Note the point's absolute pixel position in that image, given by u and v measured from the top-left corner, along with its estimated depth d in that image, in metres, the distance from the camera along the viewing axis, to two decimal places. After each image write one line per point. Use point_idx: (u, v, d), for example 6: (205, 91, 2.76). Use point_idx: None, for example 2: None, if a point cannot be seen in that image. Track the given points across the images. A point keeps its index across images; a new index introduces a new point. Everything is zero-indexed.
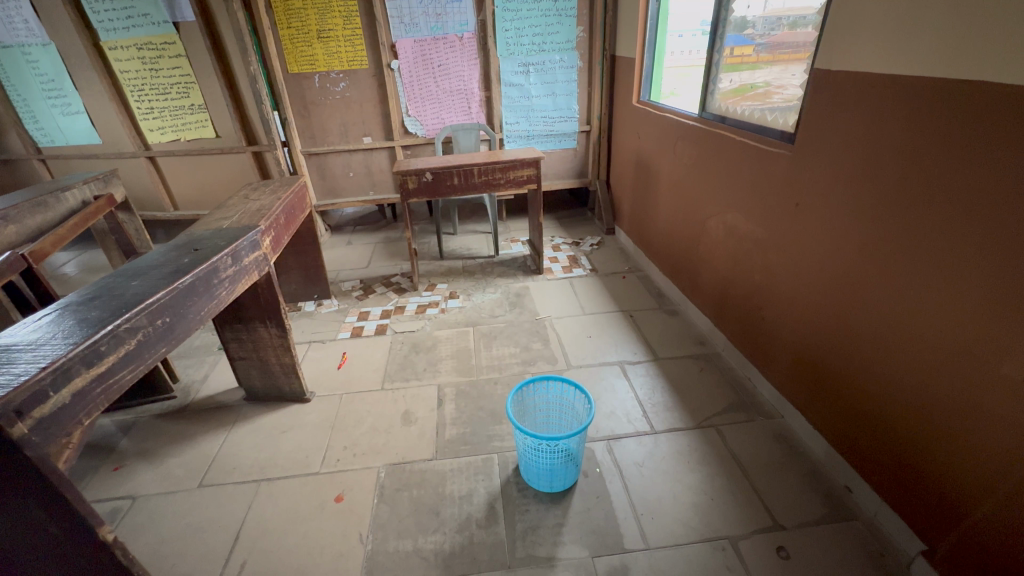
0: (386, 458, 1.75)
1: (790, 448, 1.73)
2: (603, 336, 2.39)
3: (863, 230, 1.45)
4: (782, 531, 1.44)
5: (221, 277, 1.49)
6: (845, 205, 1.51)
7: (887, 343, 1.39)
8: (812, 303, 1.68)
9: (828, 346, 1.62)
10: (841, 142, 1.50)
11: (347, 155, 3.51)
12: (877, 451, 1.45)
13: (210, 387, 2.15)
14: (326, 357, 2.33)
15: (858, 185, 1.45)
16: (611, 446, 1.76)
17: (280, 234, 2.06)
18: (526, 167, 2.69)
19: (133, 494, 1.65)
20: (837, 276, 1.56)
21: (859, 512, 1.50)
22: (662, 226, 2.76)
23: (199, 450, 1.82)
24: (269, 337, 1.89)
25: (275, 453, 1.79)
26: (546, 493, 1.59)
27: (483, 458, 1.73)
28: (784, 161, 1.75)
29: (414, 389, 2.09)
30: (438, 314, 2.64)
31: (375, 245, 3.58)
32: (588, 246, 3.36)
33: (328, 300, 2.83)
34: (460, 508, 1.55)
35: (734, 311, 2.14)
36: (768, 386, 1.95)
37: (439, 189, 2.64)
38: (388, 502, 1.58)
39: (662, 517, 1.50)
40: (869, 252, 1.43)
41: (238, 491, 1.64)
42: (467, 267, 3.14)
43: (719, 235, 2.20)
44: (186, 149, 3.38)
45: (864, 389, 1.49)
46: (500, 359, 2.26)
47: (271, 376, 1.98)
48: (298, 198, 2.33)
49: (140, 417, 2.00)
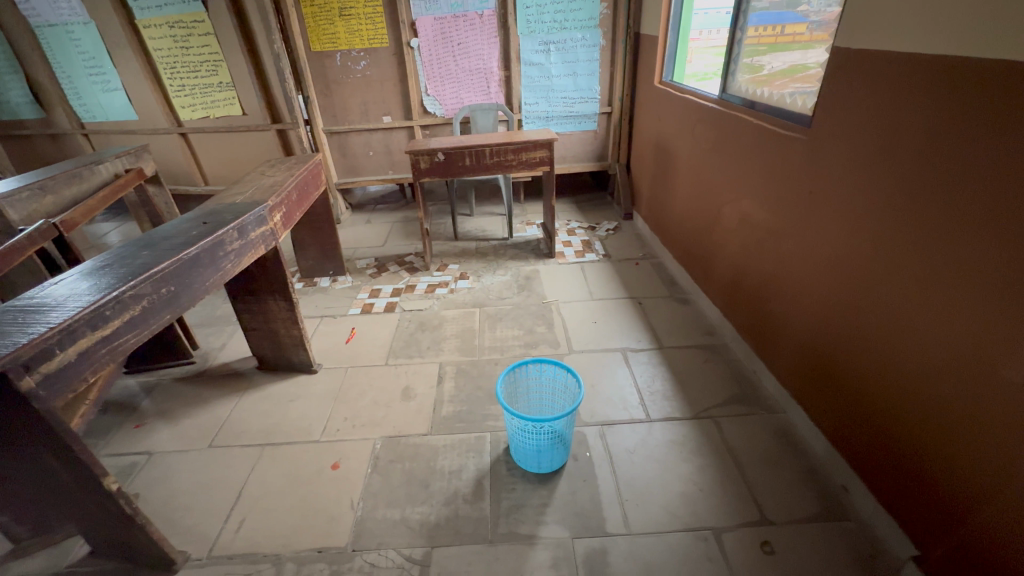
0: (383, 430, 1.80)
1: (789, 444, 1.68)
2: (608, 322, 2.37)
3: (876, 219, 1.37)
4: (769, 526, 1.41)
5: (228, 250, 1.55)
6: (859, 194, 1.43)
7: (893, 339, 1.33)
8: (821, 295, 1.61)
9: (834, 340, 1.56)
10: (859, 126, 1.42)
11: (367, 134, 3.55)
12: (875, 450, 1.40)
13: (226, 355, 2.26)
14: (336, 332, 2.40)
15: (875, 171, 1.37)
16: (604, 431, 1.76)
17: (292, 211, 2.13)
18: (540, 149, 2.65)
19: (149, 451, 1.77)
20: (847, 267, 1.49)
21: (854, 512, 1.45)
22: (678, 212, 2.69)
23: (211, 413, 1.93)
24: (278, 309, 1.97)
25: (280, 420, 1.88)
26: (534, 473, 1.61)
27: (476, 435, 1.77)
28: (800, 146, 1.67)
29: (416, 366, 2.13)
30: (447, 294, 2.67)
31: (393, 224, 3.63)
32: (604, 231, 3.31)
33: (343, 276, 2.91)
34: (449, 482, 1.59)
35: (744, 301, 2.08)
36: (772, 379, 1.90)
37: (451, 170, 2.64)
38: (381, 472, 1.64)
39: (647, 505, 1.49)
40: (880, 243, 1.36)
41: (243, 454, 1.74)
42: (480, 249, 3.15)
43: (733, 223, 2.12)
44: (215, 126, 3.49)
45: (867, 385, 1.43)
46: (503, 341, 2.28)
47: (281, 346, 2.07)
48: (312, 175, 2.39)
49: (161, 380, 2.13)
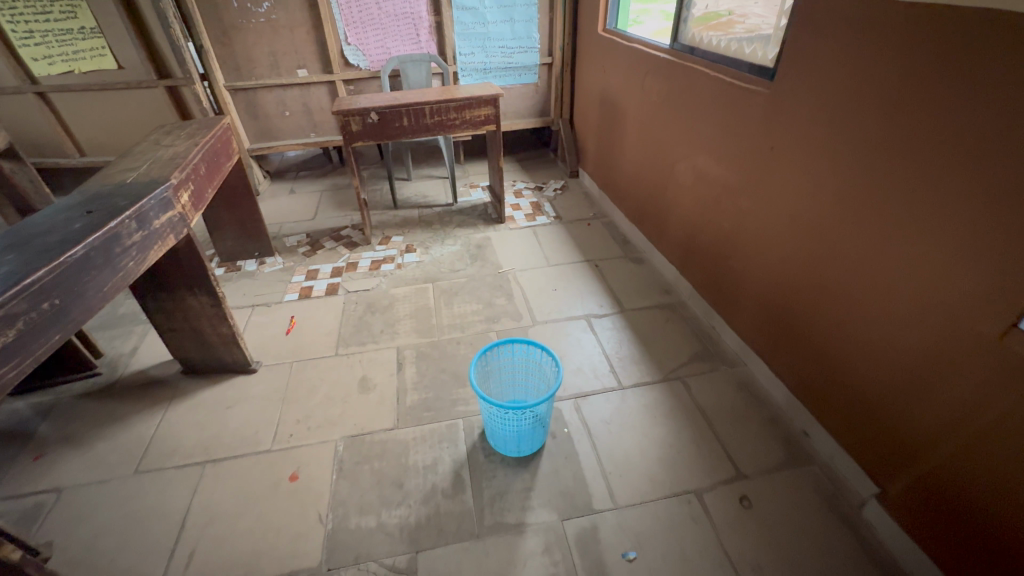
0: (344, 429, 1.65)
1: (752, 396, 1.74)
2: (569, 289, 2.30)
3: (841, 174, 1.37)
4: (744, 480, 1.46)
5: (126, 245, 1.25)
6: (822, 150, 1.42)
7: (857, 293, 1.36)
8: (782, 251, 1.62)
9: (796, 294, 1.60)
10: (824, 77, 1.38)
11: (281, 91, 3.11)
12: (838, 396, 1.48)
13: (141, 361, 1.94)
14: (272, 322, 2.14)
15: (838, 126, 1.35)
16: (578, 404, 1.72)
17: (202, 187, 1.79)
18: (484, 106, 2.43)
19: (58, 486, 1.49)
20: (810, 222, 1.49)
21: (817, 455, 1.54)
22: (629, 170, 2.62)
23: (132, 432, 1.65)
24: (201, 305, 1.69)
25: (220, 431, 1.65)
26: (513, 457, 1.55)
27: (447, 423, 1.66)
28: (760, 98, 1.62)
29: (370, 354, 1.96)
30: (394, 270, 2.46)
31: (321, 193, 3.28)
32: (552, 191, 3.20)
33: (271, 257, 2.59)
34: (424, 478, 1.49)
35: (699, 258, 2.08)
36: (732, 334, 1.94)
37: (386, 131, 2.36)
38: (347, 477, 1.50)
39: (629, 475, 1.49)
40: (845, 198, 1.36)
41: (179, 475, 1.51)
42: (424, 217, 2.93)
43: (688, 179, 2.09)
44: (83, 84, 2.86)
45: (830, 336, 1.48)
46: (463, 317, 2.15)
47: (209, 346, 1.80)
48: (221, 143, 2.02)
49: (60, 398, 1.79)
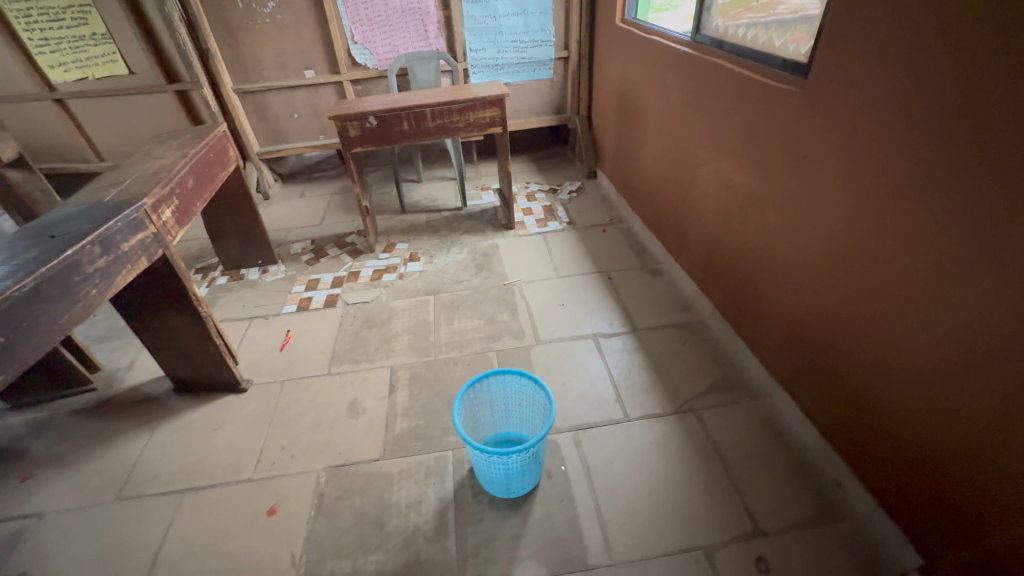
0: (328, 459, 1.56)
1: (776, 435, 1.55)
2: (577, 304, 2.15)
3: (887, 189, 1.16)
4: (763, 538, 1.29)
5: (87, 272, 1.19)
6: (863, 162, 1.22)
7: (902, 329, 1.17)
8: (814, 273, 1.42)
9: (829, 323, 1.40)
10: (869, 76, 1.17)
11: (289, 93, 3.05)
12: (878, 445, 1.28)
13: (135, 376, 1.91)
14: (268, 336, 2.08)
15: (885, 133, 1.15)
16: (579, 438, 1.58)
17: (190, 201, 1.73)
18: (490, 107, 2.28)
19: (40, 511, 1.46)
20: (848, 243, 1.30)
21: (850, 511, 1.34)
22: (648, 173, 2.42)
23: (118, 454, 1.62)
24: (185, 325, 1.62)
25: (204, 456, 1.59)
26: (504, 498, 1.42)
27: (436, 456, 1.55)
28: (791, 99, 1.41)
29: (363, 373, 1.87)
30: (395, 281, 2.36)
31: (331, 197, 3.22)
32: (567, 194, 3.03)
33: (274, 266, 2.53)
34: (406, 519, 1.38)
35: (721, 274, 1.89)
36: (756, 361, 1.74)
37: (387, 136, 2.25)
38: (326, 514, 1.41)
39: (631, 525, 1.34)
40: (888, 219, 1.17)
41: (158, 504, 1.46)
42: (430, 222, 2.82)
43: (711, 187, 1.89)
44: (97, 90, 2.87)
45: (869, 375, 1.29)
46: (462, 334, 2.03)
47: (197, 365, 1.74)
48: (214, 152, 1.96)
49: (55, 414, 1.78)
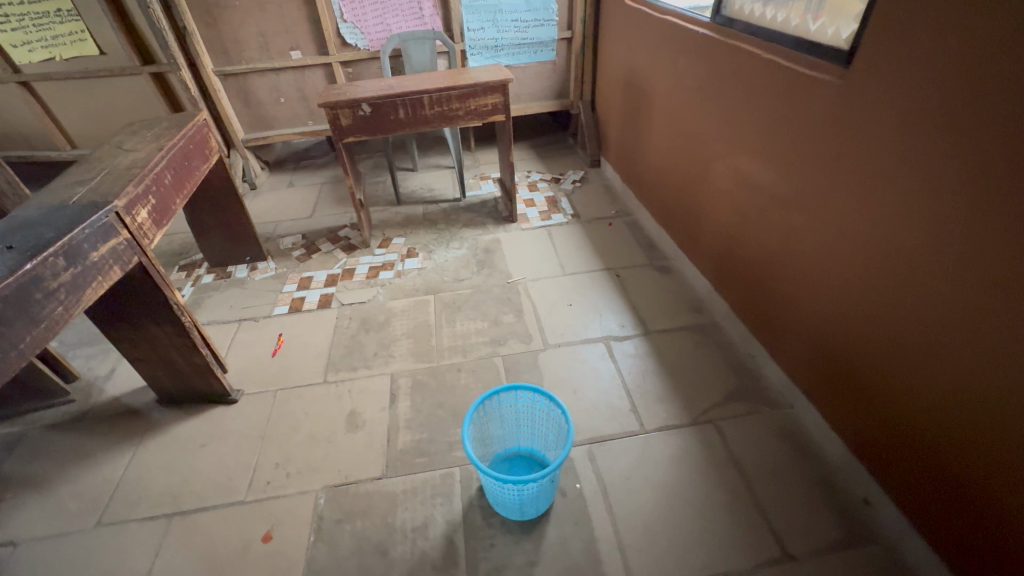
0: (326, 477, 1.46)
1: (800, 448, 1.47)
2: (586, 304, 2.04)
3: (930, 196, 1.06)
4: (790, 563, 1.22)
5: (48, 289, 1.06)
6: (903, 165, 1.11)
7: (940, 348, 1.08)
8: (842, 279, 1.33)
9: (857, 332, 1.31)
10: (921, 67, 1.05)
11: (274, 75, 2.86)
12: (911, 465, 1.20)
13: (116, 386, 1.79)
14: (258, 341, 1.96)
15: (932, 135, 1.04)
16: (592, 452, 1.50)
17: (168, 198, 1.59)
18: (492, 93, 2.13)
19: (15, 539, 1.36)
20: (883, 249, 1.19)
21: (880, 532, 1.27)
22: (656, 163, 2.30)
23: (99, 474, 1.50)
24: (167, 336, 1.50)
25: (192, 475, 1.49)
26: (516, 521, 1.34)
27: (442, 473, 1.46)
28: (826, 90, 1.29)
29: (361, 382, 1.76)
30: (393, 279, 2.24)
31: (321, 186, 3.06)
32: (570, 184, 2.90)
33: (263, 263, 2.39)
34: (412, 545, 1.30)
35: (738, 274, 1.79)
36: (776, 368, 1.65)
37: (381, 125, 2.10)
38: (326, 540, 1.31)
39: (651, 549, 1.27)
40: (929, 229, 1.07)
41: (143, 530, 1.36)
42: (428, 215, 2.69)
43: (727, 182, 1.77)
44: (65, 72, 2.66)
45: (902, 393, 1.20)
46: (465, 337, 1.92)
47: (182, 377, 1.62)
48: (194, 144, 1.80)
49: (30, 429, 1.66)
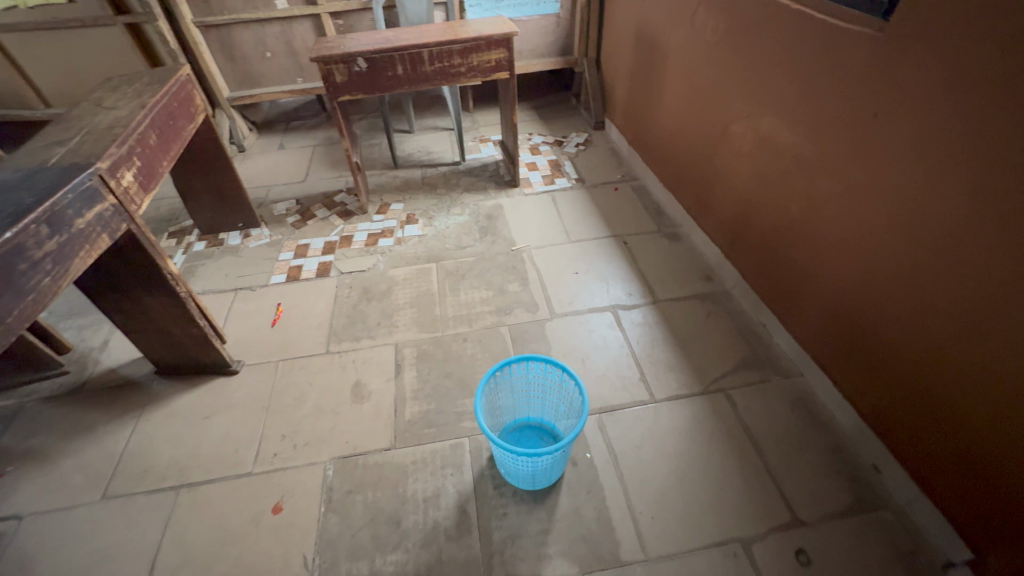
0: (334, 449, 1.44)
1: (810, 417, 1.47)
2: (592, 272, 1.99)
3: (973, 162, 1.00)
4: (801, 529, 1.23)
5: (33, 259, 0.99)
6: (945, 128, 1.05)
7: (970, 320, 1.05)
8: (866, 248, 1.28)
9: (879, 303, 1.28)
10: (973, 18, 0.97)
11: (259, 27, 2.68)
12: (927, 435, 1.20)
13: (111, 357, 1.73)
14: (256, 311, 1.90)
15: (981, 95, 0.97)
16: (603, 422, 1.49)
17: (155, 161, 1.49)
18: (496, 48, 2.00)
19: (19, 514, 1.33)
20: (914, 216, 1.14)
21: (890, 499, 1.29)
22: (666, 125, 2.21)
23: (100, 447, 1.47)
24: (162, 306, 1.43)
25: (197, 448, 1.46)
26: (528, 490, 1.34)
27: (452, 444, 1.44)
28: (863, 45, 1.20)
29: (365, 352, 1.72)
30: (393, 246, 2.17)
31: (314, 148, 2.93)
32: (573, 147, 2.79)
33: (257, 230, 2.30)
34: (425, 515, 1.29)
35: (753, 241, 1.74)
36: (788, 337, 1.64)
37: (378, 83, 1.98)
38: (337, 511, 1.31)
39: (664, 517, 1.27)
40: (969, 197, 1.02)
41: (151, 503, 1.34)
42: (427, 179, 2.59)
43: (746, 146, 1.70)
44: (31, 22, 2.46)
45: (924, 364, 1.18)
46: (470, 306, 1.88)
47: (180, 348, 1.57)
48: (179, 102, 1.68)
49: (24, 402, 1.61)
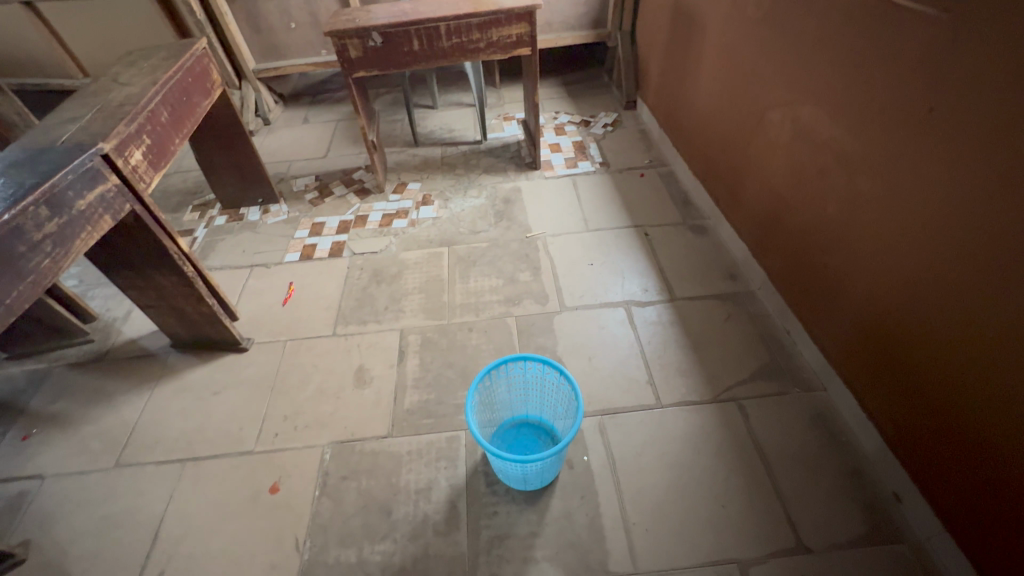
0: (333, 433, 1.46)
1: (829, 435, 1.37)
2: (608, 264, 1.91)
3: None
4: (804, 556, 1.16)
5: (33, 241, 1.02)
6: (1004, 127, 0.91)
7: (1012, 346, 0.94)
8: (906, 258, 1.15)
9: (915, 319, 1.15)
10: None
11: None
12: (957, 469, 1.09)
13: (132, 328, 1.80)
14: (269, 289, 1.92)
15: None
16: (604, 425, 1.44)
17: (166, 139, 1.49)
18: (517, 22, 1.89)
19: (42, 474, 1.42)
20: (960, 226, 1.01)
21: (908, 530, 1.19)
22: (700, 108, 2.05)
23: (116, 416, 1.54)
24: (172, 285, 1.45)
25: (204, 423, 1.51)
26: (520, 491, 1.31)
27: (449, 437, 1.43)
28: (923, 28, 1.05)
29: (371, 337, 1.71)
30: (407, 228, 2.13)
31: (336, 123, 2.90)
32: (601, 127, 2.65)
33: (276, 206, 2.31)
34: (415, 508, 1.29)
35: (782, 240, 1.62)
36: (813, 347, 1.52)
37: (393, 58, 1.91)
38: (331, 496, 1.32)
39: (658, 530, 1.23)
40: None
41: (159, 474, 1.40)
42: (446, 158, 2.52)
43: (783, 136, 1.55)
44: None
45: (956, 390, 1.07)
46: (479, 294, 1.83)
47: (192, 325, 1.60)
48: (194, 77, 1.67)
49: (53, 366, 1.70)
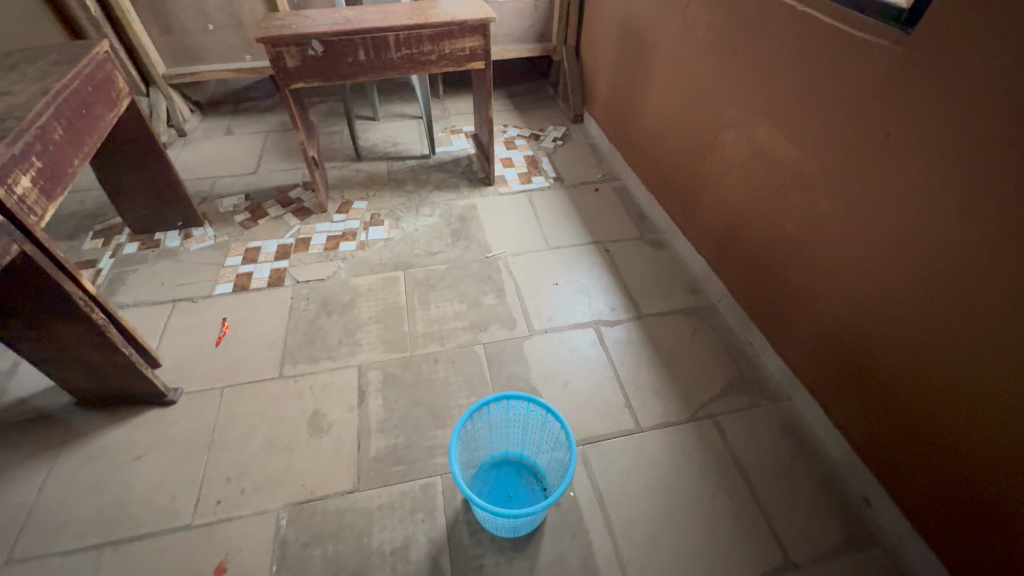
0: (289, 492, 1.28)
1: (799, 446, 1.42)
2: (573, 283, 1.87)
3: (983, 197, 0.94)
4: (792, 572, 1.18)
5: None
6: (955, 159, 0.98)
7: (968, 360, 1.00)
8: (866, 276, 1.21)
9: (879, 333, 1.20)
10: (1011, 33, 0.86)
11: None
12: (924, 475, 1.14)
13: (20, 385, 1.49)
14: (198, 327, 1.68)
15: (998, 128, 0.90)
16: (587, 455, 1.38)
17: (62, 160, 1.25)
18: (470, 35, 1.80)
19: None
20: (913, 249, 1.08)
21: (879, 533, 1.25)
22: (651, 124, 2.08)
23: (4, 498, 1.25)
24: (76, 334, 1.21)
25: (125, 496, 1.27)
26: (507, 537, 1.22)
27: (423, 484, 1.31)
28: (875, 60, 1.10)
29: (325, 377, 1.54)
30: (356, 251, 1.97)
31: (266, 135, 2.65)
32: (550, 142, 2.64)
33: (199, 230, 2.05)
34: (392, 571, 1.16)
35: (740, 254, 1.66)
36: (776, 359, 1.57)
37: (336, 69, 1.75)
38: (292, 569, 1.16)
39: (652, 563, 1.19)
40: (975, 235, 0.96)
41: (67, 567, 1.15)
42: (393, 173, 2.38)
43: (738, 155, 1.60)
44: None
45: (916, 402, 1.13)
46: (442, 321, 1.72)
47: (105, 378, 1.35)
48: (95, 85, 1.42)
49: None
